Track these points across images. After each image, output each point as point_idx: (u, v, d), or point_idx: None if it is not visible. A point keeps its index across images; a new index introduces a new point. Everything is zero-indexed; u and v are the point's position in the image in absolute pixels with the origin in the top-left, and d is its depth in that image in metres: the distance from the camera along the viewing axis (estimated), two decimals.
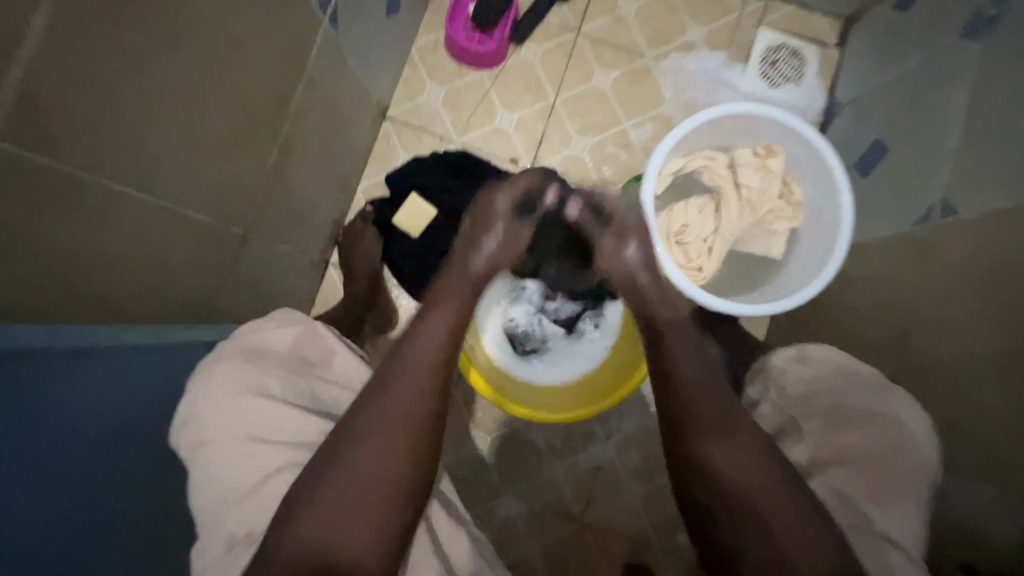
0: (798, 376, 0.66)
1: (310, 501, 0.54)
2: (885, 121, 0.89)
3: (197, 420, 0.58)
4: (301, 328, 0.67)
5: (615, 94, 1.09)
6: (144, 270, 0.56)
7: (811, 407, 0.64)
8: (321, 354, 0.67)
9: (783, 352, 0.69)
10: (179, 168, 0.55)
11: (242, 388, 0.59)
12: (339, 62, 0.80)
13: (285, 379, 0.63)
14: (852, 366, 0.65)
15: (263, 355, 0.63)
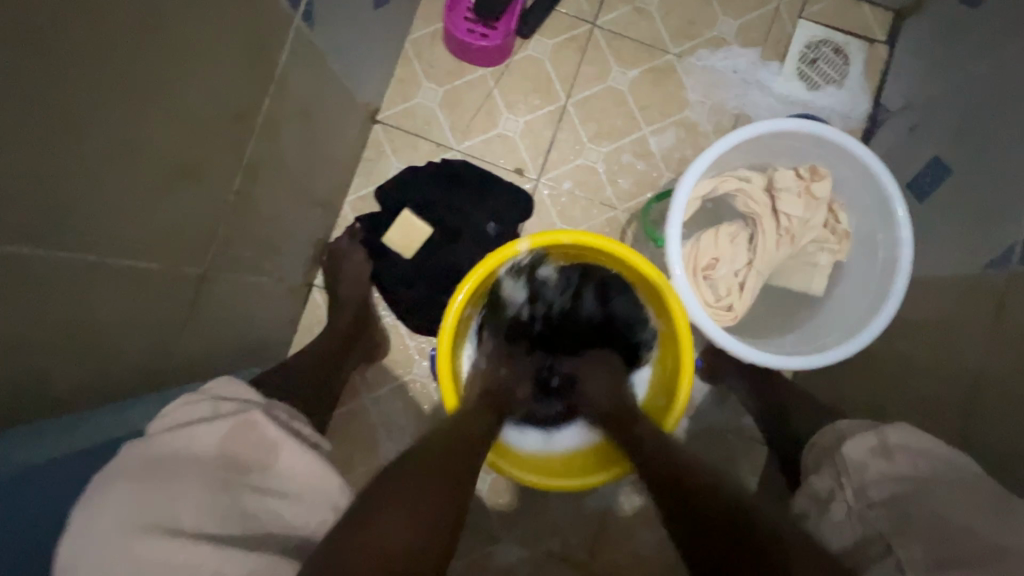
0: (882, 473, 0.53)
1: (376, 518, 0.42)
2: (947, 137, 0.77)
3: (71, 566, 0.37)
4: (236, 419, 0.47)
5: (633, 95, 0.97)
6: (74, 338, 0.46)
7: (904, 518, 0.48)
8: (257, 454, 0.46)
9: (860, 439, 0.56)
10: (109, 215, 0.45)
11: (131, 519, 0.38)
12: (317, 66, 0.68)
13: (205, 499, 0.41)
14: (941, 453, 0.52)
15: (173, 464, 0.42)
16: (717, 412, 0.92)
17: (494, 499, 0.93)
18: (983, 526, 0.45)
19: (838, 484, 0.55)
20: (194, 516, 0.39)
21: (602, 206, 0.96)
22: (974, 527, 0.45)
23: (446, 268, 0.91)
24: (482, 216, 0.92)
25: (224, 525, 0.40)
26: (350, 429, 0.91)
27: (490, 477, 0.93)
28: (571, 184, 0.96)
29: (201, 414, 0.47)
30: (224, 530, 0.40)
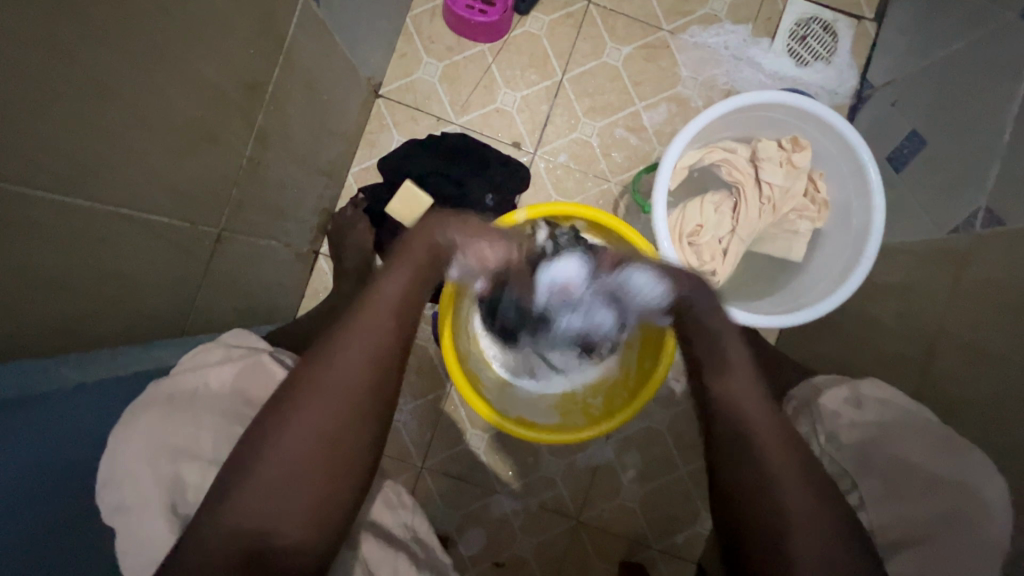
0: (853, 422, 0.56)
1: (246, 470, 0.45)
2: (924, 110, 0.81)
3: (114, 478, 0.46)
4: (245, 362, 0.53)
5: (627, 71, 1.00)
6: (108, 286, 0.51)
7: (869, 462, 0.54)
8: (266, 393, 0.54)
9: (835, 391, 0.59)
10: (135, 170, 0.49)
11: (158, 445, 0.46)
12: (322, 38, 0.72)
13: (219, 432, 0.49)
14: (908, 406, 0.56)
15: (190, 401, 0.49)
16: None
17: (490, 456, 0.99)
18: (939, 463, 0.52)
19: (813, 431, 0.58)
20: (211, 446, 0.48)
21: (596, 178, 1.00)
22: (932, 468, 0.52)
23: None
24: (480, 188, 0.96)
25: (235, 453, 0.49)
26: None
27: (486, 435, 0.99)
28: (566, 157, 1.00)
29: (217, 357, 0.53)
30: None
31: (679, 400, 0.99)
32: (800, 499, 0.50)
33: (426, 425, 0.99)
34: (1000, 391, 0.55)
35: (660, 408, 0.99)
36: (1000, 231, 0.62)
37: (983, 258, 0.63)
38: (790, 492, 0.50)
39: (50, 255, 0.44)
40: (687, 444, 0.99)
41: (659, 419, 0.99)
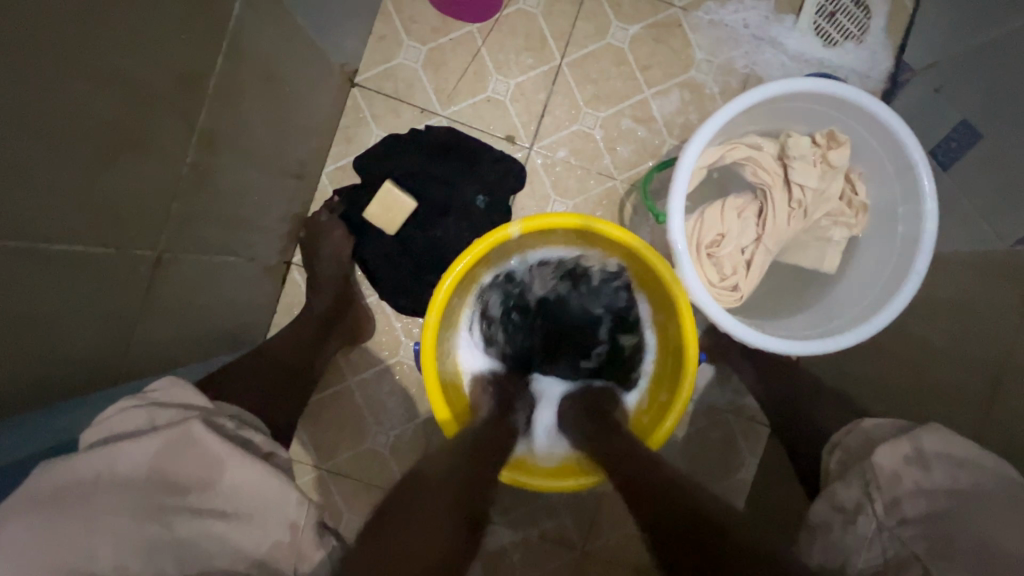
0: (915, 487, 0.45)
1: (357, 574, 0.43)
2: (976, 99, 0.71)
3: None
4: (168, 434, 0.41)
5: (634, 55, 0.89)
6: (7, 337, 0.41)
7: (941, 544, 0.40)
8: (198, 471, 0.41)
9: (892, 448, 0.48)
10: (31, 193, 0.39)
11: (37, 561, 0.32)
12: (278, 20, 0.61)
13: (127, 534, 0.35)
14: (980, 464, 0.45)
15: (92, 492, 0.36)
16: (717, 392, 0.88)
17: None
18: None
19: (867, 497, 0.47)
20: (114, 553, 0.34)
21: (599, 176, 0.90)
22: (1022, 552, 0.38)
23: (432, 244, 0.85)
24: (470, 189, 0.86)
25: (152, 564, 0.35)
26: (333, 413, 0.88)
27: None
28: (566, 152, 0.90)
29: (135, 427, 0.42)
30: (148, 575, 0.35)
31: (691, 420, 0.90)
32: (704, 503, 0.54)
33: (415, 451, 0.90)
34: None
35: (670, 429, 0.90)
36: None
37: None
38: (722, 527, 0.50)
39: None
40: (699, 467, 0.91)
41: (670, 441, 0.91)
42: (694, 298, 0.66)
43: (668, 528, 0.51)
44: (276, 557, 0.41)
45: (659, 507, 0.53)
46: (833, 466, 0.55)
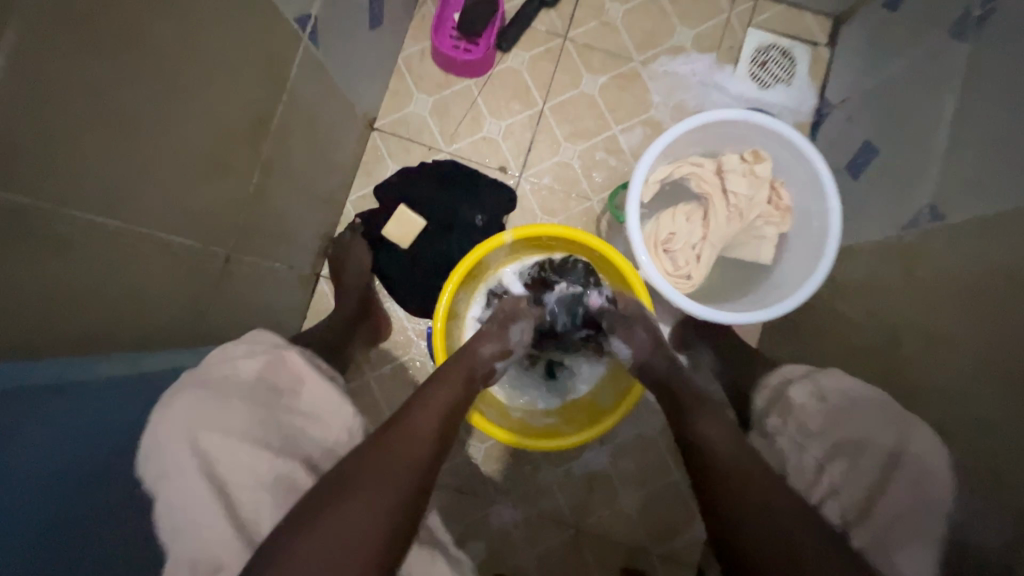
0: (816, 410, 0.65)
1: (334, 508, 0.48)
2: (875, 123, 0.88)
3: (150, 456, 0.50)
4: (268, 356, 0.60)
5: (603, 99, 1.08)
6: (130, 301, 0.56)
7: (833, 442, 0.62)
8: (290, 382, 0.61)
9: (801, 386, 0.68)
10: (154, 194, 0.55)
11: (195, 420, 0.51)
12: (321, 77, 0.80)
13: (248, 413, 0.54)
14: (862, 392, 0.64)
15: (226, 383, 0.55)
16: None
17: (488, 466, 1.02)
18: (884, 432, 0.59)
19: None
20: (244, 422, 0.54)
21: (579, 198, 1.07)
22: (878, 438, 0.59)
23: (439, 256, 1.01)
24: (470, 209, 1.03)
25: (263, 433, 0.54)
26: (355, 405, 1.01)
27: (484, 446, 1.02)
28: (550, 179, 1.07)
29: (245, 350, 0.60)
30: (265, 437, 0.55)
31: None
32: (739, 473, 0.56)
33: None
34: (959, 369, 0.61)
35: (651, 414, 1.02)
36: (946, 226, 0.68)
37: (935, 250, 0.68)
38: (763, 509, 0.51)
39: (79, 270, 0.49)
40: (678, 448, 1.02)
41: (650, 425, 1.03)
42: (652, 283, 0.81)
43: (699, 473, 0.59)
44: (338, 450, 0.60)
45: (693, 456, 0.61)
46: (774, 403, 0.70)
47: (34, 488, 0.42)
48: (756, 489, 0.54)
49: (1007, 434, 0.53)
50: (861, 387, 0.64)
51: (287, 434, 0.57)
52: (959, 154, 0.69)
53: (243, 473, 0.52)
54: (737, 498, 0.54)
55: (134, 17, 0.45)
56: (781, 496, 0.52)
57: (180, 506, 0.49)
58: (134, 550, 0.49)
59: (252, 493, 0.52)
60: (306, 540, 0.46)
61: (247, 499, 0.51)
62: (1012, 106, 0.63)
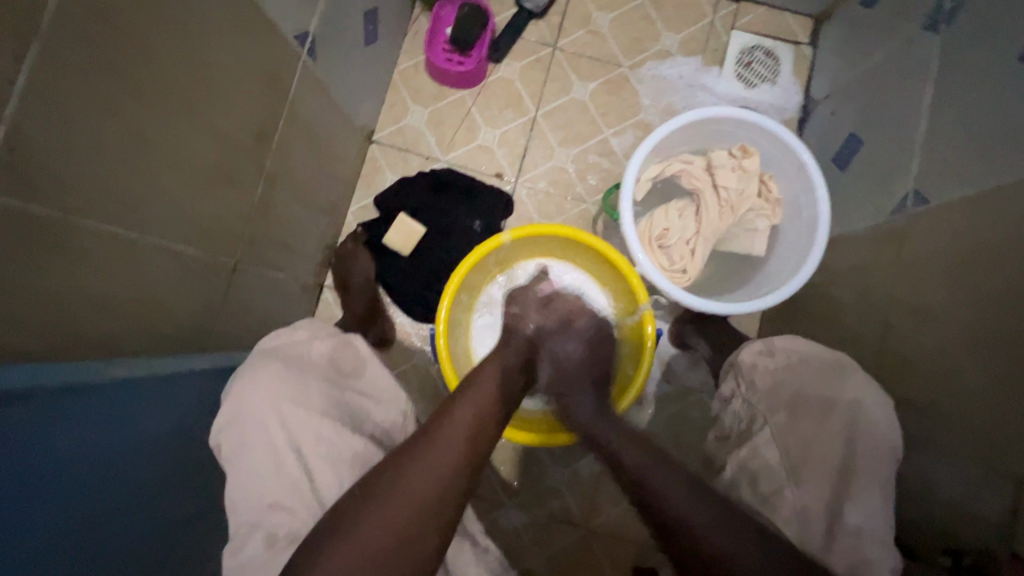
0: (766, 368, 0.67)
1: (364, 509, 0.49)
2: (858, 115, 0.91)
3: (231, 426, 0.56)
4: (334, 340, 0.67)
5: (594, 105, 1.11)
6: (144, 308, 0.59)
7: (778, 398, 0.64)
8: (354, 365, 0.67)
9: (751, 346, 0.69)
10: (166, 205, 0.57)
11: (281, 395, 0.57)
12: (320, 92, 0.83)
13: (325, 390, 0.61)
14: (815, 354, 0.66)
15: (302, 361, 0.62)
16: (690, 373, 1.02)
17: (496, 468, 1.03)
18: (829, 388, 0.63)
19: (738, 384, 0.69)
20: (320, 400, 0.59)
21: (574, 200, 1.09)
22: (825, 392, 0.63)
23: (440, 262, 1.04)
24: (468, 216, 1.05)
25: (335, 409, 0.60)
26: None
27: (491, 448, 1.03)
28: (545, 183, 1.10)
29: (304, 336, 0.65)
30: (337, 414, 0.60)
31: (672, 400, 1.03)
32: (679, 494, 0.56)
33: None
34: (949, 345, 0.62)
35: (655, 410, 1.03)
36: (929, 209, 0.70)
37: (921, 233, 0.70)
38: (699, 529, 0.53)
39: (97, 276, 0.51)
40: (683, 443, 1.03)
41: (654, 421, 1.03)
42: (647, 276, 0.83)
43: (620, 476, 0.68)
44: (395, 431, 0.66)
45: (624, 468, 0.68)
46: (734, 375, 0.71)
47: (64, 478, 0.45)
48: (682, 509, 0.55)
49: (996, 403, 0.55)
50: (837, 359, 0.65)
51: (353, 412, 0.62)
52: (939, 140, 0.71)
53: (324, 446, 0.57)
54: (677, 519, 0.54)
55: (144, 36, 0.47)
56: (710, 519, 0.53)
57: (266, 479, 0.54)
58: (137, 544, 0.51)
59: (335, 467, 0.56)
60: (339, 538, 0.47)
61: (330, 473, 0.56)
62: (984, 90, 0.65)
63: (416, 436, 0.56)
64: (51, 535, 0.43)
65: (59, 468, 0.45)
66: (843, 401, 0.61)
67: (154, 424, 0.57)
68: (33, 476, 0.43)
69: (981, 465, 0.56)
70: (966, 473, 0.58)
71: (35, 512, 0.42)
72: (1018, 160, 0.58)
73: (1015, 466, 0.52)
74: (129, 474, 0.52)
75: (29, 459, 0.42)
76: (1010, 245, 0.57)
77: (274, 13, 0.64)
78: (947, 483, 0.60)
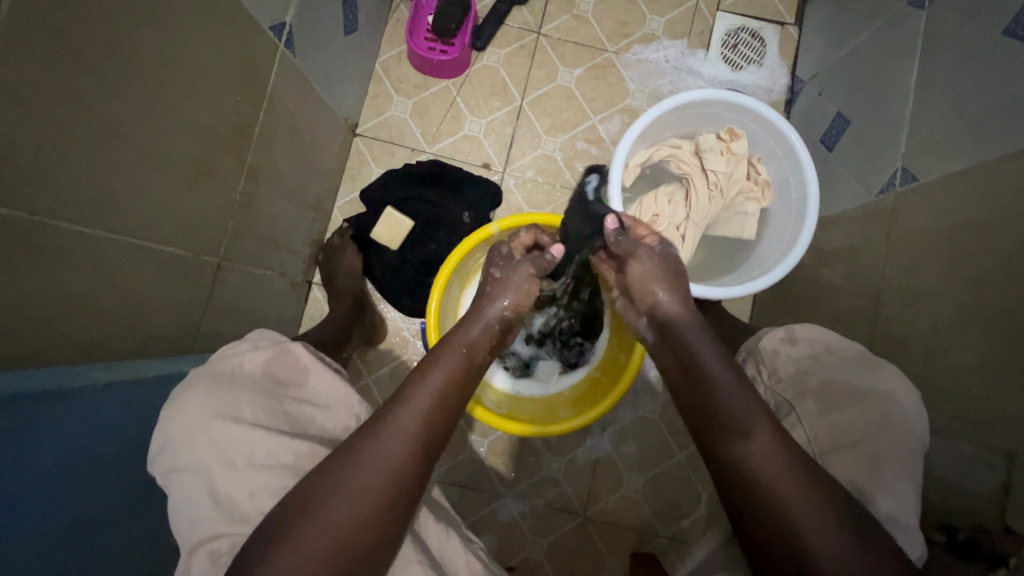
0: (790, 357, 0.63)
1: (326, 488, 0.48)
2: (846, 94, 0.90)
3: (166, 447, 0.52)
4: (274, 348, 0.61)
5: (580, 91, 1.10)
6: (126, 310, 0.57)
7: (804, 387, 0.60)
8: (295, 373, 0.61)
9: (772, 334, 0.66)
10: (142, 202, 0.55)
11: (207, 411, 0.53)
12: (300, 86, 0.81)
13: (258, 404, 0.56)
14: (839, 344, 0.63)
15: (230, 377, 0.56)
16: None
17: (492, 459, 1.03)
18: (860, 378, 0.59)
19: (757, 372, 0.65)
20: (254, 415, 0.54)
21: (563, 189, 1.08)
22: (857, 382, 0.58)
23: (429, 255, 1.03)
24: (457, 207, 1.04)
25: (275, 422, 0.55)
26: None
27: (487, 439, 1.03)
28: (534, 172, 1.09)
29: (242, 347, 0.60)
30: (279, 427, 0.55)
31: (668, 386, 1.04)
32: (763, 446, 0.49)
33: None
34: (940, 322, 0.62)
35: (651, 396, 1.04)
36: (918, 186, 0.70)
37: (911, 210, 0.70)
38: (789, 491, 0.47)
39: (72, 278, 0.49)
40: (679, 427, 1.03)
41: (648, 407, 1.04)
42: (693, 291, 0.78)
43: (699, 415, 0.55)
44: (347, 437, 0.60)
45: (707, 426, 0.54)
46: (767, 360, 0.64)
47: (52, 483, 0.45)
48: (763, 458, 0.49)
49: (989, 378, 0.55)
50: (861, 351, 0.62)
51: (298, 425, 0.57)
52: (927, 116, 0.71)
53: (261, 460, 0.52)
54: (756, 482, 0.48)
55: (111, 26, 0.46)
56: (792, 471, 0.48)
57: (202, 502, 0.50)
58: (117, 552, 0.51)
59: (275, 481, 0.52)
60: (302, 522, 0.46)
61: (276, 488, 0.52)
62: (972, 64, 0.65)
63: (372, 424, 0.53)
64: (35, 548, 0.42)
65: (49, 473, 0.45)
66: (862, 389, 0.58)
67: (139, 427, 0.56)
68: (15, 486, 0.41)
69: (972, 440, 0.56)
70: (961, 447, 0.58)
71: (22, 523, 0.41)
72: (1008, 133, 0.58)
73: (1007, 439, 0.53)
74: (116, 476, 0.52)
75: (17, 465, 0.42)
76: (999, 221, 0.57)
77: (248, 3, 0.62)
78: (944, 460, 0.60)
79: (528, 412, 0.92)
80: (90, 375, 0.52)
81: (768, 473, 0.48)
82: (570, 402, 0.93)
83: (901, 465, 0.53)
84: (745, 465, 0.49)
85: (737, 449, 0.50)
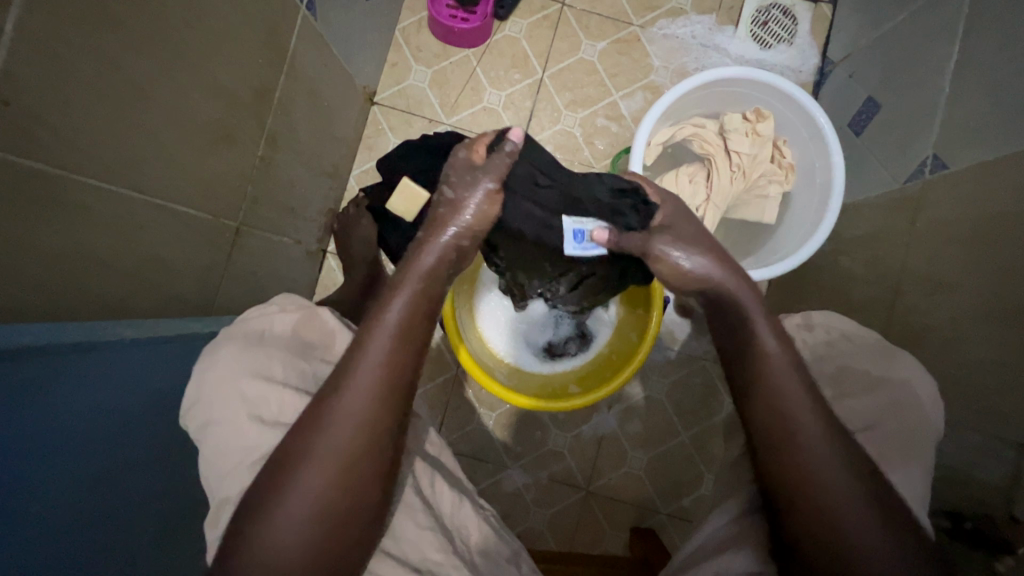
0: (806, 343, 0.63)
1: (304, 447, 0.46)
2: (879, 77, 0.87)
3: (198, 400, 0.53)
4: (303, 311, 0.62)
5: (603, 65, 1.08)
6: (150, 268, 0.58)
7: (819, 374, 0.61)
8: (324, 338, 0.62)
9: (788, 319, 0.66)
10: (165, 162, 0.55)
11: (241, 367, 0.53)
12: (321, 50, 0.80)
13: (288, 362, 0.57)
14: (858, 332, 0.63)
15: (263, 336, 0.57)
16: (695, 341, 1.05)
17: (499, 431, 1.04)
18: (881, 368, 0.58)
19: None
20: (284, 372, 0.55)
21: (581, 165, 1.07)
22: (872, 369, 0.58)
23: None
24: None
25: (303, 382, 0.56)
26: None
27: (495, 412, 1.05)
28: (552, 148, 1.07)
29: (274, 308, 0.61)
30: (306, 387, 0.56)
31: (677, 367, 1.05)
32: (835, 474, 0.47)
33: (437, 408, 1.05)
34: (961, 315, 0.61)
35: (660, 377, 1.04)
36: (949, 175, 0.69)
37: (937, 199, 0.69)
38: (829, 471, 0.47)
39: (96, 235, 0.50)
40: (686, 409, 1.04)
41: (656, 388, 1.04)
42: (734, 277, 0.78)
43: (773, 425, 0.51)
44: None
45: (778, 436, 0.50)
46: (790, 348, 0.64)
47: (79, 431, 0.46)
48: (813, 444, 0.48)
49: (1009, 372, 0.55)
50: (879, 339, 0.62)
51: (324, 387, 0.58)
52: (964, 102, 0.69)
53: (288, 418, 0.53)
54: (818, 502, 0.47)
55: None
56: (845, 467, 0.47)
57: (229, 457, 0.51)
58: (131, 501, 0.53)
59: None
60: (284, 487, 0.44)
61: None
62: (1016, 48, 0.62)
63: (280, 470, 0.45)
64: (60, 491, 0.44)
65: (76, 422, 0.46)
66: (878, 378, 0.58)
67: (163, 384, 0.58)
68: (45, 432, 0.43)
69: (985, 432, 0.56)
70: (974, 440, 0.58)
71: (49, 469, 0.43)
72: None
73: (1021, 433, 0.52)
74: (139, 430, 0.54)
75: (46, 414, 0.43)
76: None
77: None
78: (954, 450, 0.60)
79: (537, 388, 0.93)
80: (118, 331, 0.53)
81: (837, 498, 0.46)
82: (582, 378, 0.94)
83: (915, 453, 0.52)
84: (817, 503, 0.47)
85: (801, 464, 0.48)
